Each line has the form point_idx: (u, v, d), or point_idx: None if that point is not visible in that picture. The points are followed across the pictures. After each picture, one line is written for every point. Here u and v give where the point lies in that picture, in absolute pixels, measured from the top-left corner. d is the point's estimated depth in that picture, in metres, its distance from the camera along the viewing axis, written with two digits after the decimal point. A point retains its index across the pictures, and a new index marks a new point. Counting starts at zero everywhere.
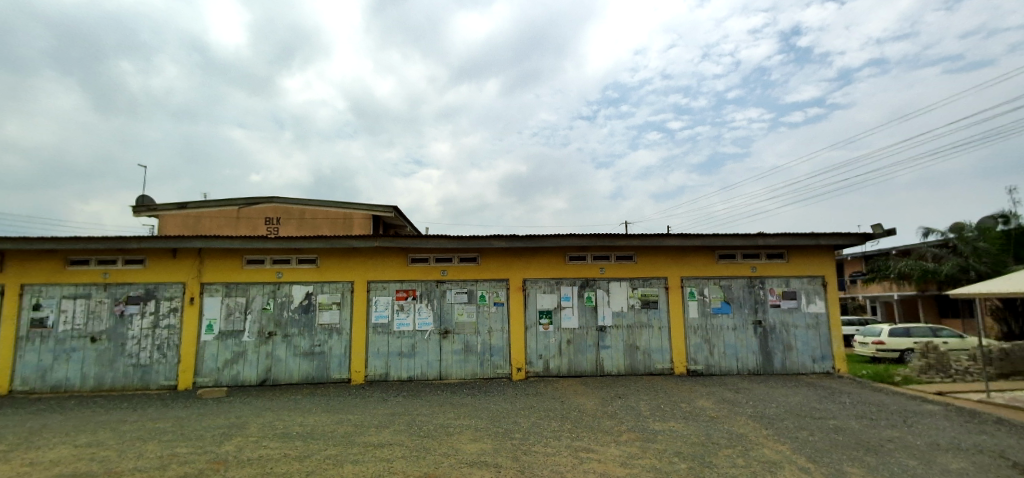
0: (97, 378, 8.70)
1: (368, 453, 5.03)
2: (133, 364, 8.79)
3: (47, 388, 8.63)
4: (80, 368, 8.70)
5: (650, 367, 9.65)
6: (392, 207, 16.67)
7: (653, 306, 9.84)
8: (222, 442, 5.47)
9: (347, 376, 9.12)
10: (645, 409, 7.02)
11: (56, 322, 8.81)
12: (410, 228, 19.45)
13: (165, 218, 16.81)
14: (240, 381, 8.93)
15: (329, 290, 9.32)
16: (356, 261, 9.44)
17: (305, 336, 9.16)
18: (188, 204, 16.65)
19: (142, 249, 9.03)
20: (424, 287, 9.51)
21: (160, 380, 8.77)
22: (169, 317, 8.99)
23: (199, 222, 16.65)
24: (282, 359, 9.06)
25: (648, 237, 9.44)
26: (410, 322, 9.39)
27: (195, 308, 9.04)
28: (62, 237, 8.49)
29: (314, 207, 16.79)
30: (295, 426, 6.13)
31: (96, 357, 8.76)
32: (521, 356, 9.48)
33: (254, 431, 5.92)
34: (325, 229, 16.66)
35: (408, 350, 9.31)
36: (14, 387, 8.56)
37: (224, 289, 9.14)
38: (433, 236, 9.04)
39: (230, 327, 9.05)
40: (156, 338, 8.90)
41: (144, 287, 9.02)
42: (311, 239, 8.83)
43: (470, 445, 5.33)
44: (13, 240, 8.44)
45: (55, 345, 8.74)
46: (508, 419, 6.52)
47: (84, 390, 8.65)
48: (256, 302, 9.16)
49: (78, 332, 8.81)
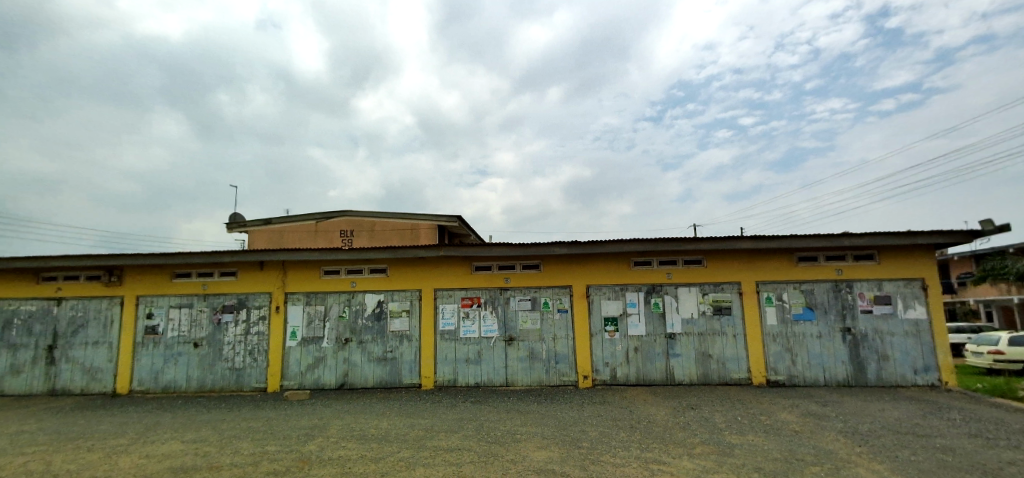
0: (200, 380, 9.61)
1: (439, 457, 5.18)
2: (229, 367, 9.62)
3: (159, 388, 9.64)
4: (186, 371, 9.66)
5: (725, 377, 9.16)
6: (457, 216, 17.13)
7: (726, 312, 9.35)
8: (306, 441, 5.87)
9: (417, 381, 9.44)
10: (721, 421, 6.66)
11: (165, 329, 9.84)
12: (475, 238, 19.87)
13: (254, 233, 18.33)
14: (321, 385, 9.51)
15: (399, 298, 9.73)
16: (423, 271, 9.77)
17: (378, 342, 9.61)
18: (273, 220, 18.07)
19: (234, 262, 9.91)
20: (489, 294, 9.65)
21: (252, 383, 9.54)
22: (259, 324, 9.77)
23: (283, 236, 17.99)
24: (358, 364, 9.55)
25: (718, 241, 8.97)
26: (475, 329, 9.57)
27: (281, 316, 9.76)
28: (168, 253, 9.50)
29: (383, 219, 17.61)
30: (371, 428, 6.45)
31: (198, 361, 9.68)
32: (586, 364, 9.35)
33: (334, 432, 6.28)
34: (394, 240, 17.40)
35: (475, 357, 9.48)
36: (133, 387, 9.65)
37: (305, 298, 9.81)
38: (495, 244, 9.17)
39: (312, 334, 9.68)
40: (248, 344, 9.70)
41: (237, 297, 9.88)
42: (380, 250, 9.27)
43: (538, 452, 5.35)
44: (130, 256, 9.56)
45: (165, 350, 9.76)
46: (575, 428, 6.45)
47: (190, 390, 9.58)
48: (333, 310, 9.74)
49: (183, 338, 9.79)
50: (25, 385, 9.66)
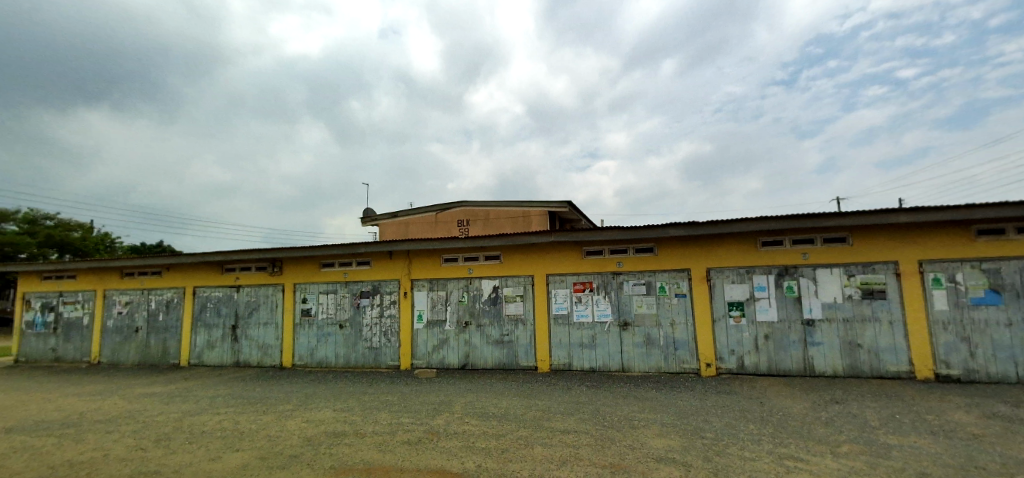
0: (346, 357, 10.92)
1: (556, 438, 5.29)
2: (369, 346, 10.79)
3: (314, 363, 11.15)
4: (335, 349, 11.04)
5: (879, 369, 8.01)
6: (567, 202, 17.15)
7: (879, 296, 8.14)
8: (435, 415, 6.39)
9: (534, 364, 9.70)
10: (874, 419, 5.85)
11: (317, 312, 11.32)
12: (586, 223, 19.72)
13: (384, 227, 20.19)
14: (446, 364, 10.23)
15: (513, 283, 10.06)
16: (535, 257, 9.97)
17: (495, 326, 10.05)
18: (399, 213, 19.72)
19: (368, 253, 11.04)
20: (601, 279, 9.54)
21: (388, 361, 10.59)
22: (391, 308, 10.79)
23: (408, 228, 19.57)
24: (478, 346, 10.09)
25: (866, 215, 7.81)
26: (588, 314, 9.54)
27: (409, 300, 10.68)
28: (315, 246, 10.89)
29: (496, 208, 18.27)
30: (491, 407, 6.81)
31: (343, 340, 11.00)
32: (709, 351, 8.82)
33: (458, 408, 6.75)
34: (506, 228, 17.99)
35: (589, 341, 9.47)
36: (295, 361, 11.28)
37: (428, 284, 10.60)
38: (606, 228, 9.01)
39: (436, 317, 10.44)
40: (382, 326, 10.79)
41: (372, 283, 11.01)
42: (494, 238, 9.65)
43: (657, 440, 5.20)
44: (288, 249, 11.14)
45: (317, 330, 11.24)
46: (697, 417, 6.14)
47: (338, 366, 10.94)
48: (454, 295, 10.39)
49: (331, 320, 11.19)
50: (219, 357, 11.82)
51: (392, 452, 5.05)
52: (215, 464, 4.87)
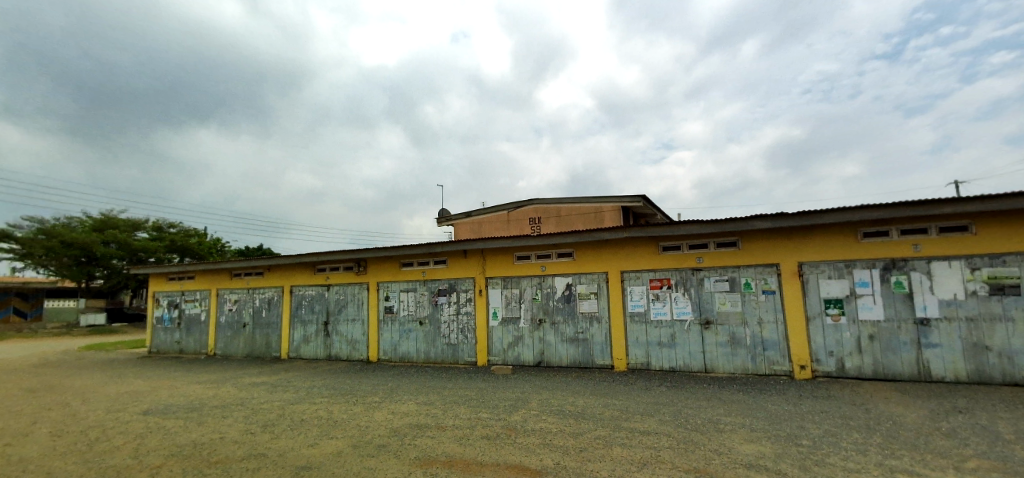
0: (426, 352, 11.38)
1: (636, 439, 5.16)
2: (447, 342, 11.18)
3: (397, 357, 11.74)
4: (415, 344, 11.55)
5: (1014, 376, 6.98)
6: (641, 196, 16.65)
7: (1012, 292, 7.09)
8: (512, 412, 6.48)
9: (610, 362, 9.53)
10: (1009, 432, 5.10)
11: (398, 309, 11.90)
12: (661, 217, 19.04)
13: (459, 226, 20.79)
14: (522, 361, 10.34)
15: (587, 281, 9.94)
16: (609, 254, 9.78)
17: (570, 323, 9.99)
18: (473, 213, 20.20)
19: (444, 252, 11.42)
20: (679, 276, 9.16)
21: (465, 357, 10.91)
22: (467, 305, 11.10)
23: (481, 227, 20.00)
24: (553, 344, 10.10)
25: (994, 199, 6.81)
26: (666, 311, 9.20)
27: (484, 298, 10.91)
28: (396, 246, 11.45)
29: (567, 204, 18.16)
30: (568, 405, 6.78)
31: (424, 336, 11.48)
32: (803, 352, 8.17)
33: (535, 405, 6.79)
34: (579, 224, 17.83)
35: (668, 340, 9.13)
36: (380, 355, 11.94)
37: (502, 282, 10.76)
38: (683, 222, 8.62)
39: (510, 314, 10.58)
40: (459, 323, 11.12)
41: (448, 281, 11.38)
42: (566, 235, 9.59)
43: (746, 445, 4.91)
44: (371, 250, 11.82)
45: (399, 326, 11.82)
46: (791, 423, 5.71)
47: (419, 360, 11.43)
48: (528, 293, 10.47)
49: (411, 317, 11.72)
50: (314, 350, 12.81)
51: (472, 446, 5.20)
52: (313, 449, 5.29)
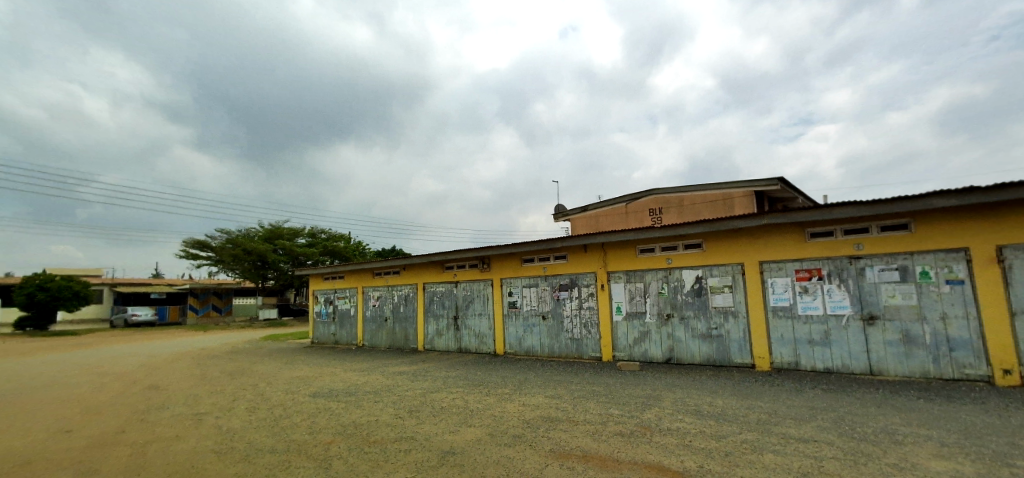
0: (550, 347, 11.52)
1: (791, 446, 4.66)
2: (570, 337, 11.20)
3: (523, 351, 12.05)
4: (539, 339, 11.74)
5: None
6: (777, 179, 15.05)
7: None
8: (645, 409, 6.27)
9: (750, 361, 8.76)
10: None
11: (522, 304, 12.21)
12: (803, 201, 17.03)
13: (576, 221, 20.71)
14: (649, 357, 9.97)
15: (719, 273, 9.26)
16: (744, 243, 8.99)
17: (701, 319, 9.39)
18: (589, 207, 20.00)
19: (564, 247, 11.44)
20: (832, 265, 8.09)
21: (590, 352, 10.83)
22: (589, 300, 11.01)
23: (598, 221, 19.70)
24: (683, 340, 9.57)
25: None
26: (817, 306, 8.19)
27: (606, 292, 10.73)
28: (517, 243, 11.77)
29: (691, 193, 17.09)
30: (706, 405, 6.37)
31: (547, 331, 11.63)
32: (1006, 353, 6.71)
33: (669, 404, 6.49)
34: (705, 213, 16.67)
35: (821, 337, 8.12)
36: (506, 349, 12.37)
37: (625, 276, 10.48)
38: (836, 205, 7.58)
39: (635, 309, 10.26)
40: (582, 318, 11.07)
41: (569, 276, 11.39)
42: (694, 225, 9.01)
43: (936, 461, 4.16)
44: (494, 247, 12.28)
45: (523, 321, 12.12)
46: (997, 438, 4.71)
47: (544, 355, 11.61)
48: (653, 286, 10.05)
49: (534, 312, 11.94)
50: (446, 343, 13.71)
51: (606, 442, 5.13)
52: (454, 436, 5.64)
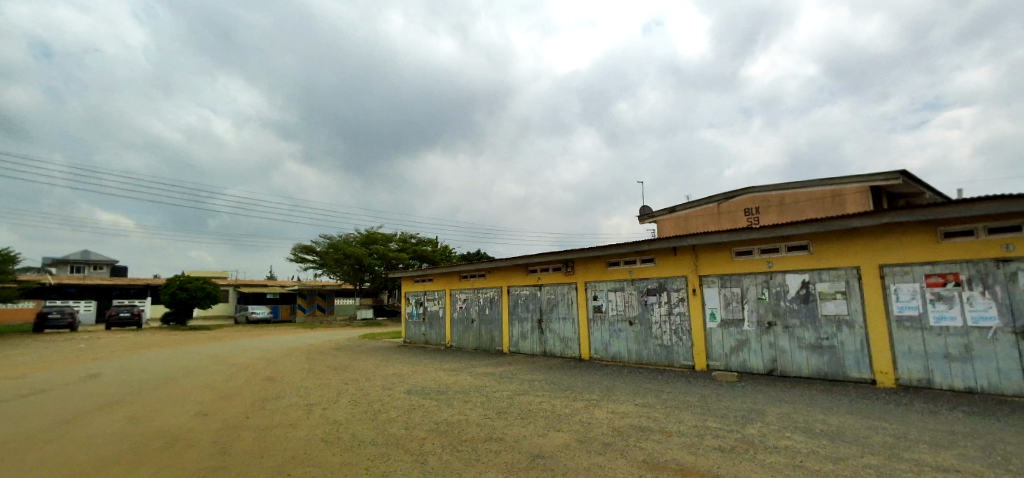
0: (638, 353, 11.15)
1: (927, 475, 4.09)
2: (660, 344, 10.76)
3: (609, 357, 11.78)
4: (627, 344, 11.41)
5: None
6: (900, 172, 13.29)
7: None
8: (746, 424, 5.84)
9: (871, 376, 7.84)
10: None
11: (607, 308, 11.96)
12: (933, 196, 14.95)
13: (663, 222, 19.92)
14: (749, 368, 9.29)
15: (830, 278, 8.41)
16: (861, 244, 8.08)
17: (809, 328, 8.58)
18: (678, 207, 19.14)
19: (652, 250, 11.05)
20: (974, 269, 7.02)
21: (681, 360, 10.32)
22: (680, 305, 10.51)
23: (688, 222, 18.76)
24: (787, 350, 8.81)
25: None
26: (955, 316, 7.13)
27: (699, 298, 10.17)
28: (603, 246, 11.56)
29: (793, 190, 15.69)
30: (818, 423, 5.79)
31: (635, 336, 11.27)
32: None
33: (774, 419, 6.00)
34: (811, 212, 15.25)
35: (960, 352, 7.06)
36: (592, 354, 12.17)
37: (720, 280, 9.87)
38: (979, 199, 6.56)
39: (731, 316, 9.63)
40: (672, 324, 10.60)
41: (658, 280, 10.96)
42: (800, 225, 8.27)
43: None
44: (579, 250, 12.16)
45: (610, 325, 11.84)
46: None
47: (632, 361, 11.25)
48: (752, 292, 9.37)
49: (621, 316, 11.63)
50: (531, 346, 13.81)
51: (704, 456, 4.85)
52: (543, 439, 5.65)
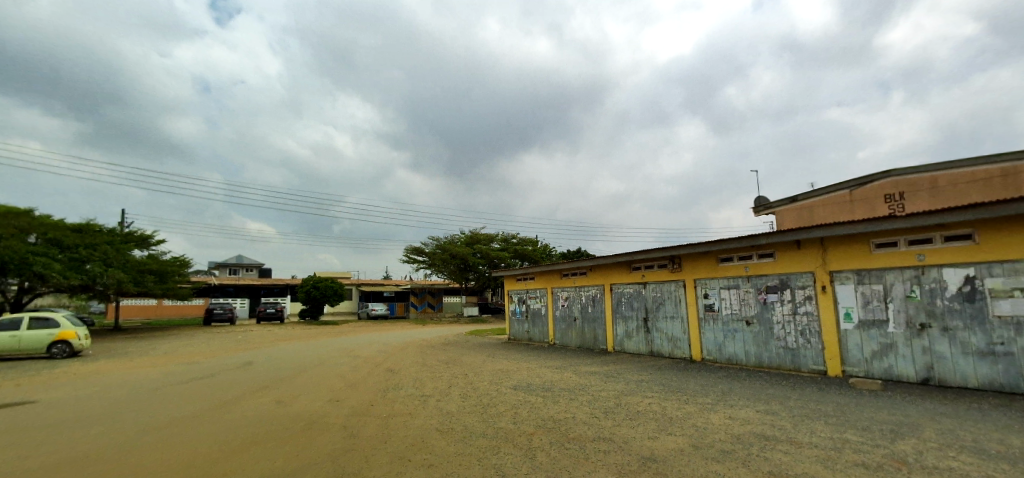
0: (758, 356, 10.28)
1: None
2: (783, 346, 9.82)
3: (724, 359, 11.00)
4: (744, 346, 10.57)
5: None
6: None
7: None
8: (895, 439, 5.11)
9: None
10: None
11: (720, 307, 11.19)
12: None
13: (782, 213, 18.20)
14: (896, 376, 8.12)
15: (1004, 273, 7.09)
16: None
17: (976, 331, 7.30)
18: (799, 197, 17.34)
19: (771, 244, 10.13)
20: None
21: (810, 364, 9.33)
22: (806, 304, 9.51)
23: (812, 213, 16.94)
24: (947, 357, 7.57)
25: None
26: None
27: (830, 296, 9.12)
28: (713, 241, 10.85)
29: (949, 170, 13.47)
30: (993, 443, 4.88)
31: (753, 338, 10.41)
32: None
33: (932, 436, 5.17)
34: (973, 195, 12.97)
35: None
36: (704, 355, 11.47)
37: (855, 276, 8.76)
38: None
39: (871, 316, 8.49)
40: (798, 324, 9.61)
41: (779, 277, 10.03)
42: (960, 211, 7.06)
43: None
44: (687, 246, 11.55)
45: (724, 325, 11.06)
46: None
47: (750, 364, 10.40)
48: (897, 289, 8.19)
49: (736, 316, 10.81)
50: (636, 346, 13.40)
51: (843, 472, 4.33)
52: (654, 442, 5.45)
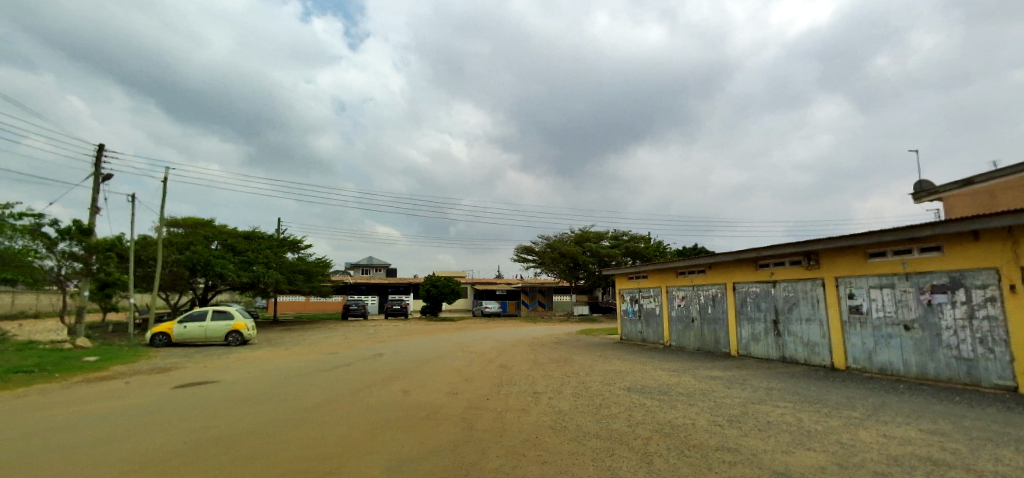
0: (921, 366, 8.77)
1: None
2: (956, 356, 8.27)
3: (876, 369, 9.56)
4: (902, 355, 9.08)
5: None
6: None
7: None
8: None
9: None
10: None
11: (870, 309, 9.75)
12: None
13: (955, 197, 15.31)
14: None
15: None
16: None
17: None
18: (975, 179, 14.38)
19: (938, 236, 8.59)
20: None
21: (994, 379, 7.72)
22: (988, 307, 7.91)
23: (994, 197, 13.97)
24: None
25: None
26: None
27: (1022, 297, 7.49)
28: (860, 233, 9.50)
29: None
30: None
31: (914, 345, 8.90)
32: None
33: None
34: None
35: None
36: (849, 364, 10.07)
37: None
38: None
39: None
40: (977, 330, 8.02)
41: (949, 274, 8.48)
42: None
43: None
44: (826, 240, 10.26)
45: (874, 330, 9.62)
46: None
47: (910, 376, 8.91)
48: None
49: (891, 319, 9.32)
50: (765, 350, 12.22)
51: None
52: (789, 457, 4.93)
